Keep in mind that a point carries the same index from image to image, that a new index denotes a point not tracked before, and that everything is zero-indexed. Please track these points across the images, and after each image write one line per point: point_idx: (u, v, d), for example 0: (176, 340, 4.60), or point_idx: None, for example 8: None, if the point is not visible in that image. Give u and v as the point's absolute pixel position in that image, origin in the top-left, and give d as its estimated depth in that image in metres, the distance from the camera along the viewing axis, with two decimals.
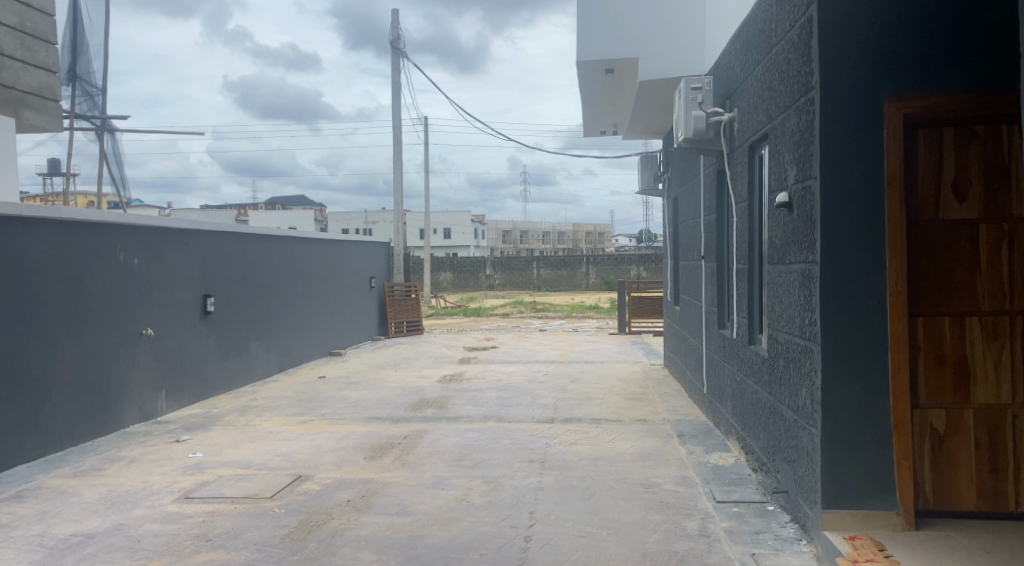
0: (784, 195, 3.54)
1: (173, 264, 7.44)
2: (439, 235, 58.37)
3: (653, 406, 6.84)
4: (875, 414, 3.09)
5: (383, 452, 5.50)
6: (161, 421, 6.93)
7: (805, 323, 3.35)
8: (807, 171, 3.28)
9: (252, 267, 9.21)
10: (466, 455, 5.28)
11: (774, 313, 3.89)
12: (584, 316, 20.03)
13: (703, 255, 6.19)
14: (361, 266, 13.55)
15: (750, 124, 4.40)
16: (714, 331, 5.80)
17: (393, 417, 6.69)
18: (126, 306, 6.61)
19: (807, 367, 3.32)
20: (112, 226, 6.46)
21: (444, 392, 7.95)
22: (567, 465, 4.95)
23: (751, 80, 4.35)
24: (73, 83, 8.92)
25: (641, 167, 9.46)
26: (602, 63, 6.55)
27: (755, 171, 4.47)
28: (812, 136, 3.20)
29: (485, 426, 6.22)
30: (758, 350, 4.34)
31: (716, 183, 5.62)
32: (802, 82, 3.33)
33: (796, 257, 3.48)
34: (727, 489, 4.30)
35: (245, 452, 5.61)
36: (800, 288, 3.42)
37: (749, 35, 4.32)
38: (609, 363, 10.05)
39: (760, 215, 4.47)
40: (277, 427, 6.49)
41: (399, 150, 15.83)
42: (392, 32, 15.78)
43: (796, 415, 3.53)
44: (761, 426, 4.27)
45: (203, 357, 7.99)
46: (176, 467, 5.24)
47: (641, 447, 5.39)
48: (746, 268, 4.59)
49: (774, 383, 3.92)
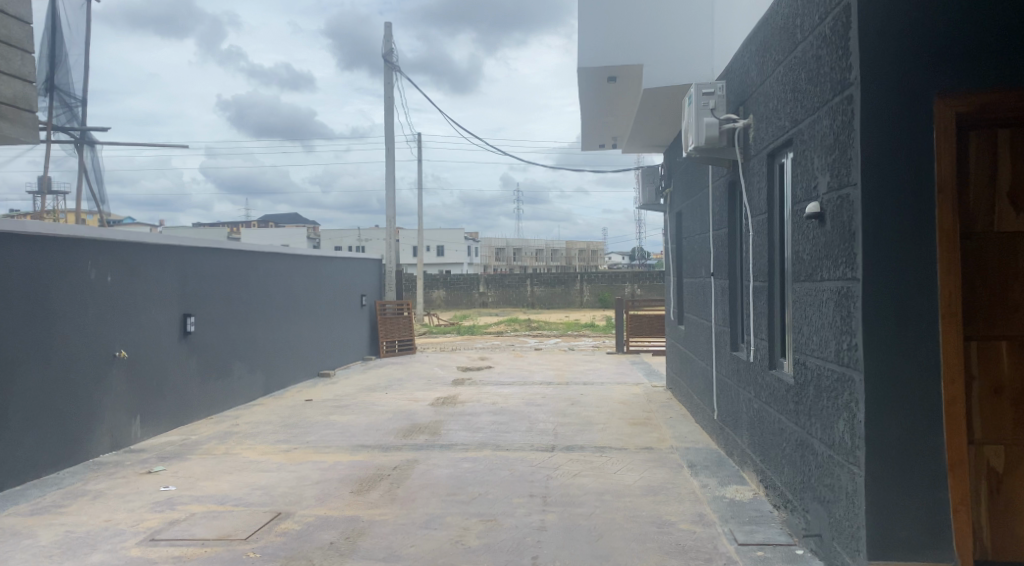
0: (814, 206, 3.20)
1: (149, 281, 7.02)
2: (432, 252, 58.02)
3: (659, 433, 6.46)
4: (928, 452, 2.71)
5: (370, 485, 5.08)
6: (134, 450, 6.47)
7: (842, 347, 2.99)
8: (844, 177, 2.93)
9: (235, 285, 8.80)
10: (461, 489, 4.86)
11: (802, 335, 3.53)
12: (579, 334, 19.63)
13: (712, 272, 5.85)
14: (352, 284, 13.16)
15: (769, 130, 4.07)
16: (725, 353, 5.44)
17: (383, 445, 6.27)
18: (98, 327, 6.19)
19: (845, 397, 2.96)
20: (83, 241, 6.04)
21: (437, 416, 7.53)
22: (571, 501, 4.54)
23: (770, 83, 4.04)
24: (51, 93, 8.40)
25: (642, 181, 9.05)
26: (604, 71, 6.23)
27: (774, 181, 4.13)
28: (850, 138, 2.86)
29: (481, 455, 5.82)
30: (782, 376, 3.97)
31: (727, 196, 5.29)
32: (836, 79, 2.99)
33: (829, 274, 3.13)
34: (749, 530, 3.91)
35: (221, 485, 5.17)
36: (835, 308, 3.07)
37: (768, 33, 4.01)
38: (608, 385, 9.66)
39: (780, 229, 4.11)
40: (257, 456, 6.05)
41: (392, 165, 15.49)
42: (385, 45, 15.49)
43: (831, 449, 3.15)
44: (786, 459, 3.89)
45: (181, 380, 7.54)
46: (145, 503, 4.79)
47: (649, 480, 4.99)
48: (765, 286, 4.22)
49: (803, 413, 3.56)
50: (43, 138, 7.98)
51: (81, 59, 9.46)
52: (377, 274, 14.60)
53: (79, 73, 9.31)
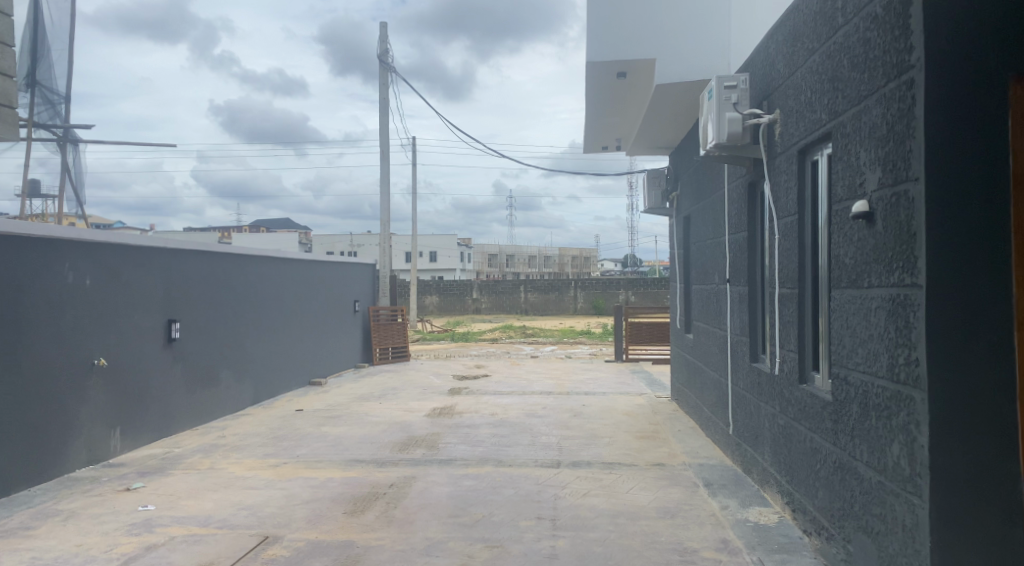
0: (861, 205, 2.90)
1: (132, 285, 6.65)
2: (426, 258, 57.69)
3: (669, 448, 6.13)
4: (1005, 482, 2.41)
5: (365, 505, 4.72)
6: (113, 464, 6.08)
7: (898, 361, 2.68)
8: (901, 172, 2.62)
9: (223, 289, 8.43)
10: (463, 510, 4.52)
11: (842, 347, 3.22)
12: (574, 342, 19.28)
13: (727, 278, 5.56)
14: (345, 290, 12.82)
15: (800, 125, 3.78)
16: (743, 365, 5.14)
17: (378, 460, 5.91)
18: (76, 333, 5.81)
19: (903, 417, 2.64)
20: (59, 242, 5.65)
21: (434, 429, 7.17)
22: (583, 525, 4.20)
23: (801, 73, 3.74)
24: (33, 88, 7.96)
25: (646, 185, 8.74)
26: (615, 66, 5.92)
27: (805, 181, 3.83)
28: (911, 126, 2.55)
29: (483, 471, 5.47)
30: (816, 391, 3.67)
31: (746, 198, 4.99)
32: (891, 62, 2.69)
33: (880, 280, 2.83)
34: (780, 559, 3.58)
35: (204, 505, 4.80)
36: (888, 318, 2.76)
37: (799, 21, 3.74)
38: (611, 395, 9.33)
39: (813, 231, 3.81)
40: (244, 472, 5.68)
41: (386, 167, 15.15)
42: (380, 46, 15.19)
43: (882, 475, 2.84)
44: (820, 482, 3.58)
45: (165, 389, 7.16)
46: (121, 525, 4.41)
47: (664, 500, 4.65)
48: (795, 293, 3.92)
49: (843, 433, 3.26)
50: (23, 135, 7.56)
51: (66, 54, 8.88)
52: (370, 279, 14.24)
53: (63, 69, 8.73)
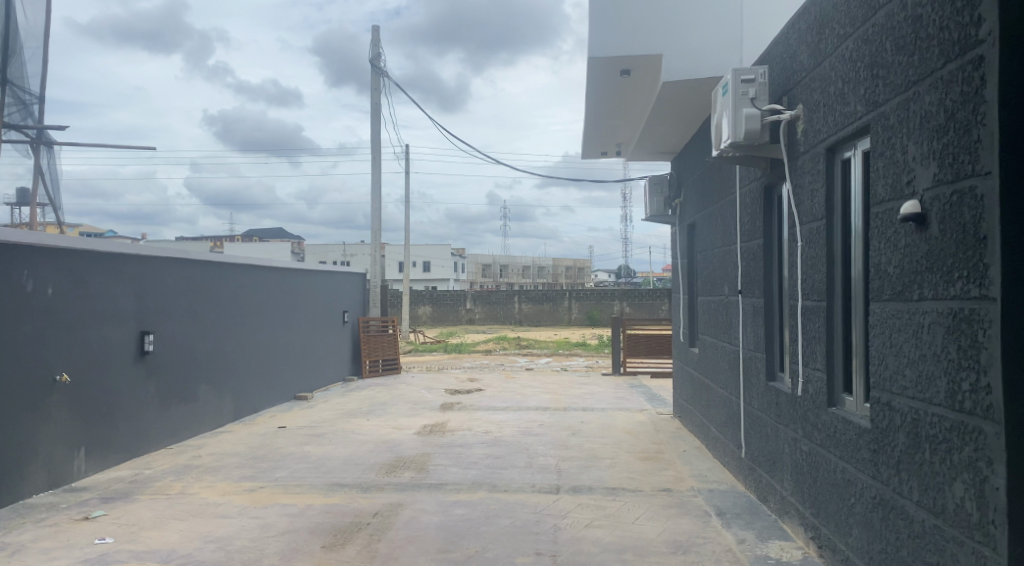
0: (911, 206, 2.53)
1: (101, 295, 6.22)
2: (419, 267, 57.32)
3: (674, 471, 5.73)
4: None
5: (346, 538, 4.29)
6: (75, 489, 5.61)
7: (961, 387, 2.29)
8: (965, 165, 2.25)
9: (201, 298, 7.99)
10: (453, 545, 4.09)
11: (885, 366, 2.83)
12: (570, 354, 18.82)
13: (739, 290, 5.19)
14: (334, 300, 12.41)
15: (829, 120, 3.41)
16: (758, 383, 4.75)
17: (362, 485, 5.47)
18: (35, 347, 5.36)
19: (968, 453, 2.25)
20: (15, 248, 5.18)
21: (424, 449, 6.74)
22: (586, 562, 3.79)
23: (830, 62, 3.38)
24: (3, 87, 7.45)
25: (648, 192, 8.34)
26: (619, 63, 5.56)
27: (835, 182, 3.47)
28: (979, 112, 2.17)
29: (476, 498, 5.05)
30: (849, 415, 3.28)
31: (761, 203, 4.63)
32: (951, 41, 2.32)
33: (934, 293, 2.45)
34: None
35: (169, 537, 4.36)
36: (947, 336, 2.37)
37: (829, 5, 3.38)
38: (610, 411, 8.92)
39: (842, 238, 3.43)
40: (218, 497, 5.24)
41: (378, 174, 14.75)
42: (373, 49, 14.80)
43: (940, 518, 2.44)
44: (855, 519, 3.18)
45: (137, 405, 6.72)
46: (72, 561, 3.97)
47: (675, 532, 4.24)
48: (823, 306, 3.54)
49: (885, 465, 2.87)
50: None
51: (40, 50, 8.13)
52: (362, 289, 13.85)
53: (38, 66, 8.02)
